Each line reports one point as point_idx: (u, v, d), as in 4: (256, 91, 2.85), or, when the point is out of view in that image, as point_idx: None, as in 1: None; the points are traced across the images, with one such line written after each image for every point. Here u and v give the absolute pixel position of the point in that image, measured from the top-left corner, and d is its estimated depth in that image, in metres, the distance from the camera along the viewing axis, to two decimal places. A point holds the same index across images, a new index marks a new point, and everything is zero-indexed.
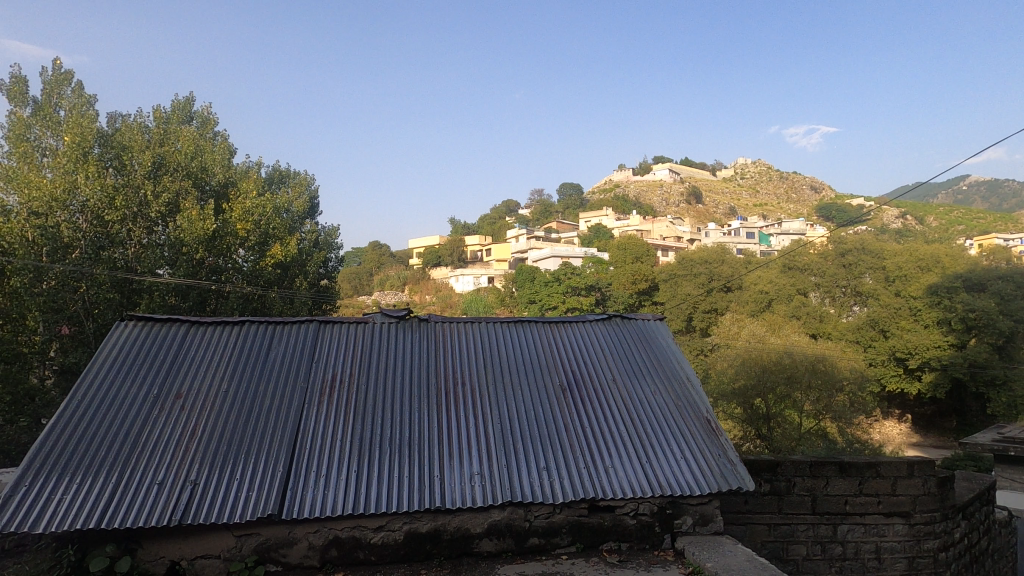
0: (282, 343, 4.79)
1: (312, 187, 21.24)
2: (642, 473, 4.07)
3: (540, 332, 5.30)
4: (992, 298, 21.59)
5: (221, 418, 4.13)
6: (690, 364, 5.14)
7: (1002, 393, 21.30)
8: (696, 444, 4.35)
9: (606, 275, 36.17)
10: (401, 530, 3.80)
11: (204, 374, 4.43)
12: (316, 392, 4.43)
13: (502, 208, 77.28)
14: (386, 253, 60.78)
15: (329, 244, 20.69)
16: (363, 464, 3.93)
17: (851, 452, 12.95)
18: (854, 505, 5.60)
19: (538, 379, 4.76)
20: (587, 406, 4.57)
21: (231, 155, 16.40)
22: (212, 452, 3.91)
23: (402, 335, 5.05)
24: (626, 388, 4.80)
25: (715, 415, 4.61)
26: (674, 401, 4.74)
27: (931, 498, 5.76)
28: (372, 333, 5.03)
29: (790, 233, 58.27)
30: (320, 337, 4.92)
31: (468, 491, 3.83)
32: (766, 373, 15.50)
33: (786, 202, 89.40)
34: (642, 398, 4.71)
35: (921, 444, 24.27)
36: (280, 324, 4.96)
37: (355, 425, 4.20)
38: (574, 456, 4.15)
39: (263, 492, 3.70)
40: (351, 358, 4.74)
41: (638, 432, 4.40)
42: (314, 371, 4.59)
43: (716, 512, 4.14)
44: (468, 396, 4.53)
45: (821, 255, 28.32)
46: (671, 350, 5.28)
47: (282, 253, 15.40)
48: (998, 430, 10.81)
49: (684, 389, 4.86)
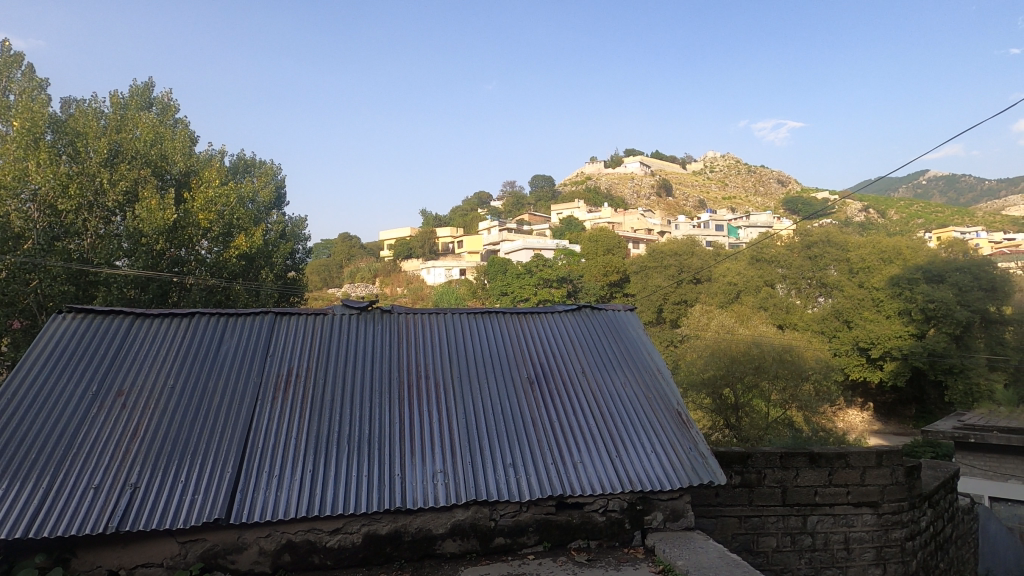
0: (234, 336, 4.62)
1: (279, 176, 20.78)
2: (610, 468, 4.03)
3: (507, 322, 5.21)
4: (951, 288, 22.19)
5: (167, 416, 3.96)
6: (660, 355, 5.12)
7: (959, 380, 21.99)
8: (666, 437, 4.31)
9: (578, 267, 36.31)
10: (359, 532, 3.68)
11: (149, 370, 4.24)
12: (270, 387, 4.27)
13: (473, 200, 76.91)
14: (356, 245, 60.06)
15: (296, 236, 20.26)
16: (318, 463, 3.80)
17: (817, 440, 13.21)
18: (824, 496, 5.65)
19: (505, 371, 4.67)
20: (555, 399, 4.50)
21: (194, 143, 15.87)
22: (155, 453, 3.74)
23: (363, 327, 4.92)
24: (595, 379, 4.74)
25: (685, 407, 4.59)
26: (644, 393, 4.70)
27: (898, 487, 5.87)
28: (331, 324, 4.88)
29: (757, 225, 59.24)
30: (275, 329, 4.76)
31: (428, 490, 3.73)
32: (734, 363, 15.73)
33: (753, 195, 90.88)
34: (612, 390, 4.67)
35: (882, 431, 24.94)
36: (233, 317, 4.78)
37: (312, 423, 4.06)
38: (540, 451, 4.07)
39: (210, 495, 3.54)
40: (308, 352, 4.59)
41: (608, 426, 4.35)
42: (269, 366, 4.43)
43: (686, 507, 4.12)
44: (430, 389, 4.43)
45: (787, 247, 28.82)
46: (640, 341, 5.25)
47: (247, 244, 14.80)
48: (958, 417, 11.09)
49: (654, 381, 4.83)
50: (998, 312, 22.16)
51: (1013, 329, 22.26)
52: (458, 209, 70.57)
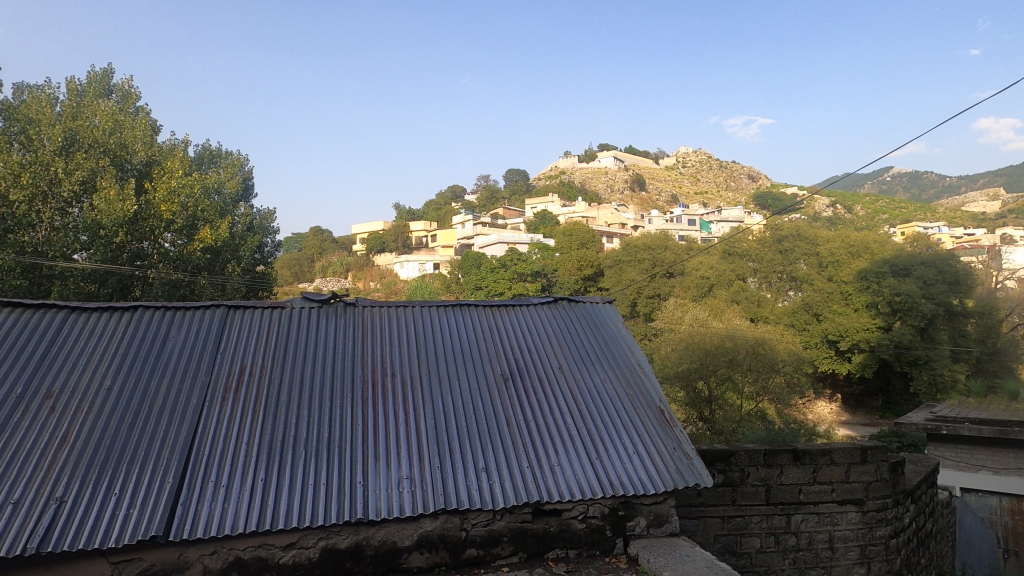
0: (182, 331, 4.37)
1: (247, 167, 20.24)
2: (590, 471, 3.89)
3: (480, 316, 5.05)
4: (916, 282, 22.63)
5: (104, 419, 3.70)
6: (641, 349, 5.02)
7: (924, 371, 22.46)
8: (649, 437, 4.20)
9: (552, 261, 36.28)
10: (316, 547, 3.48)
11: (85, 369, 3.98)
12: (221, 387, 4.05)
13: (447, 194, 76.39)
14: (328, 239, 59.18)
15: (264, 228, 19.74)
16: (270, 472, 3.59)
17: (789, 432, 13.36)
18: (808, 494, 5.62)
19: (478, 368, 4.51)
20: (530, 397, 4.36)
21: (155, 132, 15.27)
22: (87, 461, 3.47)
23: (325, 321, 4.71)
24: (574, 375, 4.61)
25: (668, 404, 4.48)
26: (625, 390, 4.58)
27: (883, 484, 5.85)
28: (290, 319, 4.67)
29: (729, 220, 59.97)
30: (227, 324, 4.53)
31: (391, 500, 3.54)
32: (708, 356, 15.83)
33: (725, 190, 92.09)
34: (594, 387, 4.54)
35: (850, 422, 25.40)
36: (181, 311, 4.55)
37: (264, 427, 3.84)
38: (513, 454, 3.92)
39: (148, 509, 3.30)
40: (264, 348, 4.38)
41: (589, 425, 4.22)
42: (220, 363, 4.20)
43: (670, 512, 4.02)
44: (395, 388, 4.25)
45: (759, 241, 29.19)
46: (620, 334, 5.14)
47: (213, 237, 14.27)
48: (930, 409, 11.25)
49: (636, 376, 4.71)
50: (961, 305, 22.69)
51: (976, 321, 22.71)
52: (432, 204, 70.05)
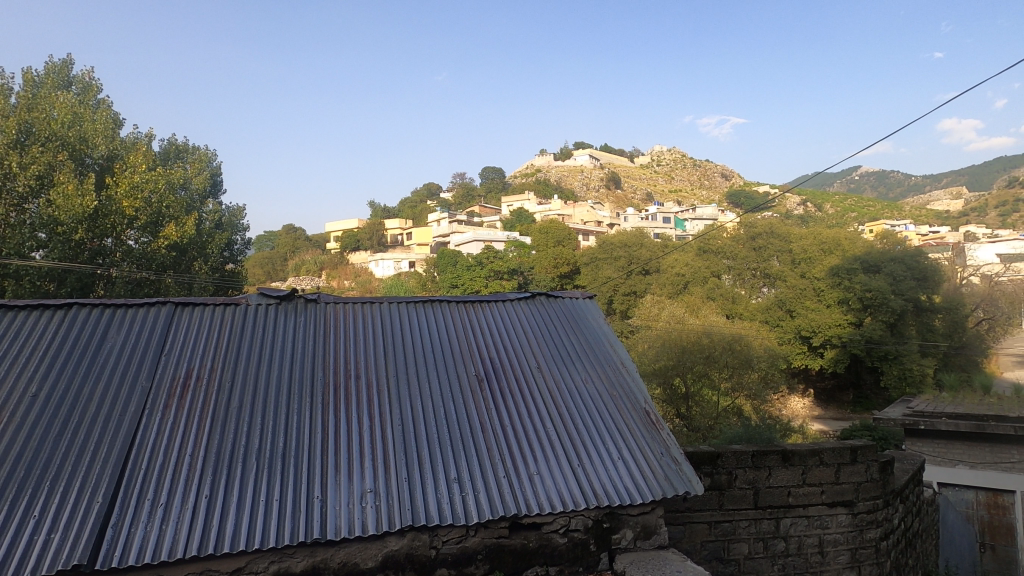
0: (122, 331, 4.11)
1: (214, 162, 19.67)
2: (570, 479, 3.73)
3: (453, 313, 4.86)
4: (886, 278, 22.93)
5: (31, 431, 3.44)
6: (624, 346, 4.89)
7: (893, 366, 22.84)
8: (635, 442, 4.06)
9: (528, 258, 36.17)
10: (267, 571, 3.24)
11: (10, 374, 3.71)
12: (164, 393, 3.81)
13: (423, 192, 75.89)
14: (300, 237, 58.34)
15: (234, 225, 19.22)
16: (217, 488, 3.34)
17: (765, 428, 13.44)
18: (797, 496, 5.56)
19: (451, 369, 4.33)
20: (507, 399, 4.19)
21: (118, 126, 14.72)
22: (9, 478, 3.21)
23: (282, 319, 4.48)
24: (553, 375, 4.45)
25: (653, 406, 4.35)
26: (608, 391, 4.43)
27: (873, 485, 5.83)
28: (244, 316, 4.44)
29: (704, 219, 60.54)
30: (173, 322, 4.29)
31: (351, 516, 3.33)
32: (685, 353, 15.88)
33: (698, 189, 93.04)
34: (576, 389, 4.39)
35: (822, 416, 25.74)
36: (123, 308, 4.29)
37: (210, 438, 3.59)
38: (487, 463, 3.73)
39: (73, 533, 3.04)
40: (215, 349, 4.14)
41: (571, 429, 4.06)
42: (165, 366, 3.96)
43: (658, 523, 3.88)
44: (359, 392, 4.04)
45: (733, 238, 29.44)
46: (602, 331, 5.00)
47: (178, 234, 13.74)
48: (907, 404, 11.36)
49: (619, 376, 4.58)
50: (928, 301, 23.14)
51: (943, 317, 23.20)
52: (408, 202, 69.53)
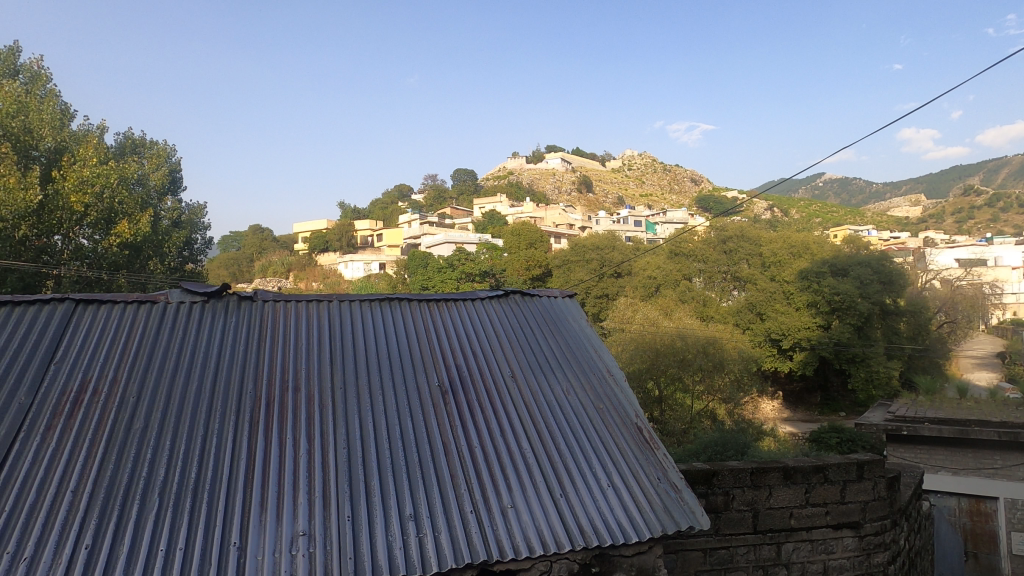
0: (6, 333, 3.59)
1: (174, 159, 18.95)
2: (551, 510, 3.32)
3: (415, 317, 4.47)
4: (854, 281, 23.22)
5: None
6: (610, 352, 4.58)
7: (861, 368, 23.16)
8: (627, 463, 3.69)
9: (501, 261, 35.88)
10: None
11: None
12: (49, 413, 3.27)
13: (394, 193, 75.10)
14: (268, 238, 57.12)
15: (194, 224, 18.50)
16: (104, 536, 2.80)
17: (738, 431, 13.37)
18: (799, 518, 5.36)
19: (414, 380, 3.92)
20: (478, 414, 3.79)
21: (67, 118, 13.94)
22: None
23: (208, 318, 4.02)
24: (531, 386, 4.09)
25: (647, 422, 4.00)
26: (594, 404, 4.09)
27: (881, 504, 5.66)
28: (160, 315, 3.96)
29: (674, 223, 61.07)
30: (71, 321, 3.77)
31: (278, 567, 2.81)
32: (658, 356, 15.84)
33: (668, 193, 94.06)
34: (558, 402, 4.03)
35: (791, 418, 25.96)
36: (11, 305, 3.76)
37: (103, 469, 3.06)
38: (448, 493, 3.28)
39: None
40: (120, 355, 3.63)
41: (553, 450, 3.67)
42: (56, 377, 3.44)
43: (656, 563, 3.46)
44: (297, 407, 3.58)
45: (704, 242, 29.58)
46: (585, 336, 4.68)
47: (132, 232, 13.02)
48: (886, 408, 11.38)
49: (607, 387, 4.25)
50: (893, 304, 23.53)
51: (907, 320, 23.64)
52: (379, 203, 68.78)
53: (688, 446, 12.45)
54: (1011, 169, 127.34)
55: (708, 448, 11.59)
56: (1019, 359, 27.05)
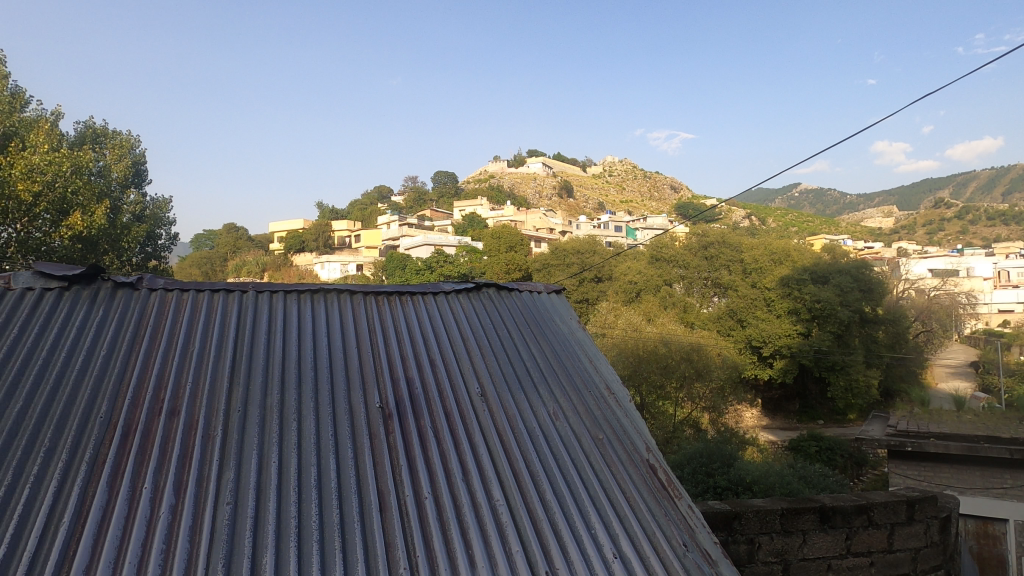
0: None
1: (139, 150, 18.22)
2: None
3: (363, 321, 3.73)
4: (835, 290, 23.05)
5: None
6: (610, 368, 3.96)
7: (840, 377, 23.02)
8: (639, 516, 2.92)
9: (480, 263, 35.33)
10: None
11: None
12: None
13: (372, 194, 74.22)
14: (243, 236, 56.14)
15: (159, 219, 17.82)
16: None
17: (720, 441, 13.03)
18: (838, 570, 5.13)
19: (356, 398, 3.12)
20: (440, 445, 3.00)
21: (21, 104, 13.23)
22: None
23: (71, 312, 3.17)
24: (513, 408, 3.35)
25: (662, 460, 3.27)
26: (593, 431, 3.36)
27: (932, 550, 5.42)
28: (7, 305, 3.10)
29: (654, 228, 61.18)
30: None
31: None
32: (641, 363, 15.50)
33: (648, 199, 94.49)
34: (541, 430, 3.27)
35: (770, 426, 25.83)
36: None
37: None
38: (383, 567, 2.37)
39: None
40: None
41: (537, 495, 2.87)
42: None
43: None
44: (167, 440, 2.70)
45: (685, 247, 29.21)
46: (580, 352, 4.07)
47: (85, 223, 12.20)
48: (885, 423, 11.03)
49: (607, 412, 3.55)
50: (873, 312, 23.59)
51: (885, 328, 23.75)
52: (358, 204, 67.99)
53: (671, 457, 12.04)
54: (980, 184, 130.23)
55: (693, 460, 11.19)
56: (993, 368, 26.97)
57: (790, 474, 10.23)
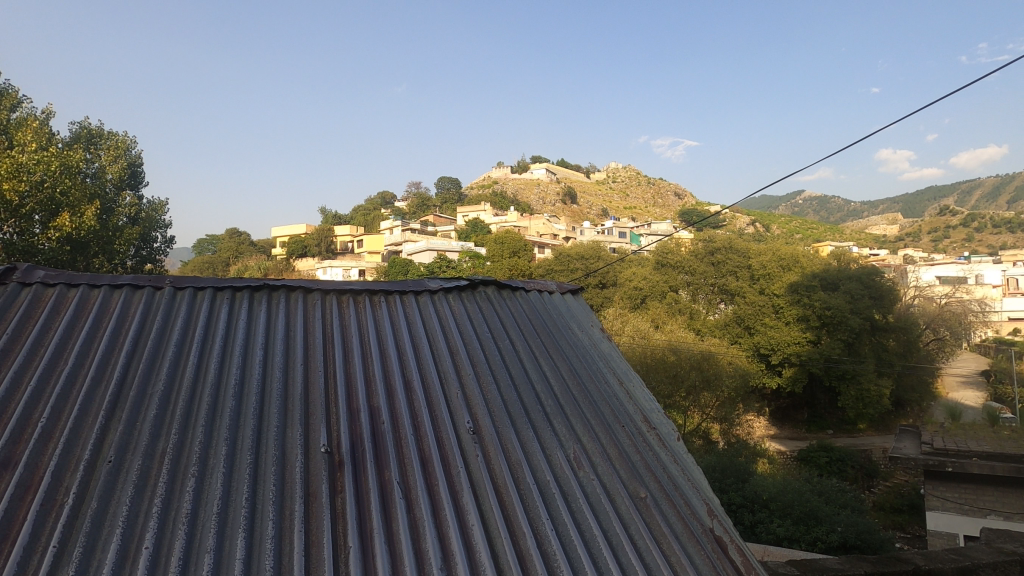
0: None
1: (134, 151, 17.88)
2: None
3: (316, 332, 3.29)
4: (845, 297, 22.61)
5: None
6: (648, 396, 3.52)
7: (851, 386, 22.32)
8: None
9: (483, 269, 34.84)
10: None
11: None
12: None
13: (376, 200, 73.96)
14: (245, 241, 55.92)
15: (153, 221, 17.49)
16: None
17: (728, 453, 12.53)
18: None
19: (295, 442, 2.65)
20: (416, 509, 2.50)
21: (10, 105, 12.97)
22: None
23: None
24: (532, 453, 2.91)
25: (726, 527, 2.78)
26: (632, 486, 2.88)
27: None
28: None
29: (658, 234, 60.70)
30: None
31: None
32: (647, 372, 15.04)
33: (653, 206, 94.05)
34: (556, 482, 2.79)
35: (778, 436, 25.35)
36: None
37: None
38: None
39: None
40: None
41: None
42: None
43: None
44: None
45: (691, 253, 28.56)
46: (612, 372, 3.64)
47: (73, 224, 11.85)
48: (915, 440, 10.54)
49: (646, 452, 3.11)
50: (883, 321, 23.04)
51: (896, 337, 23.29)
52: (360, 209, 67.69)
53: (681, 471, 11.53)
54: (985, 192, 129.64)
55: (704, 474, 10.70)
56: (1006, 378, 26.37)
57: (809, 492, 9.74)
